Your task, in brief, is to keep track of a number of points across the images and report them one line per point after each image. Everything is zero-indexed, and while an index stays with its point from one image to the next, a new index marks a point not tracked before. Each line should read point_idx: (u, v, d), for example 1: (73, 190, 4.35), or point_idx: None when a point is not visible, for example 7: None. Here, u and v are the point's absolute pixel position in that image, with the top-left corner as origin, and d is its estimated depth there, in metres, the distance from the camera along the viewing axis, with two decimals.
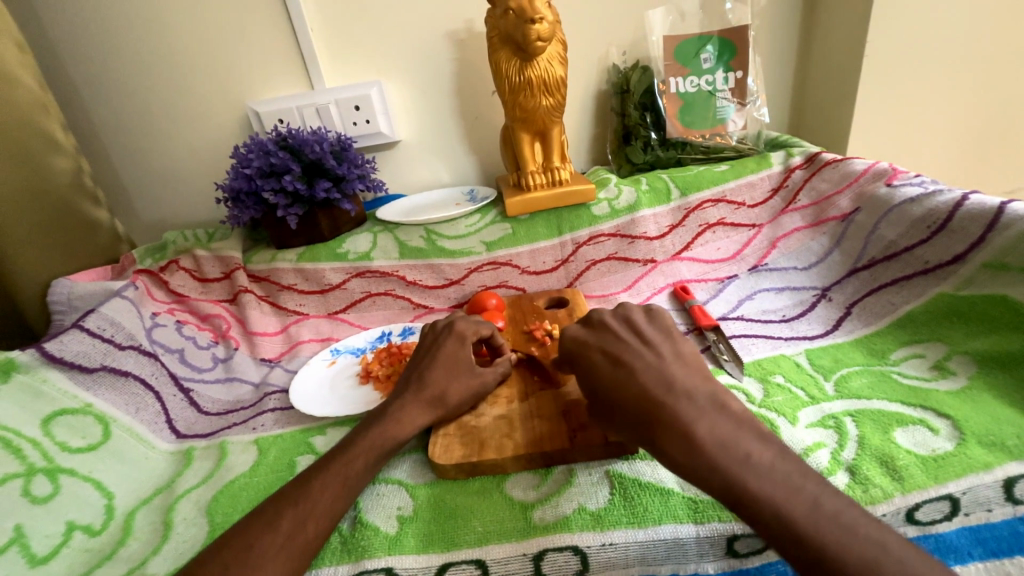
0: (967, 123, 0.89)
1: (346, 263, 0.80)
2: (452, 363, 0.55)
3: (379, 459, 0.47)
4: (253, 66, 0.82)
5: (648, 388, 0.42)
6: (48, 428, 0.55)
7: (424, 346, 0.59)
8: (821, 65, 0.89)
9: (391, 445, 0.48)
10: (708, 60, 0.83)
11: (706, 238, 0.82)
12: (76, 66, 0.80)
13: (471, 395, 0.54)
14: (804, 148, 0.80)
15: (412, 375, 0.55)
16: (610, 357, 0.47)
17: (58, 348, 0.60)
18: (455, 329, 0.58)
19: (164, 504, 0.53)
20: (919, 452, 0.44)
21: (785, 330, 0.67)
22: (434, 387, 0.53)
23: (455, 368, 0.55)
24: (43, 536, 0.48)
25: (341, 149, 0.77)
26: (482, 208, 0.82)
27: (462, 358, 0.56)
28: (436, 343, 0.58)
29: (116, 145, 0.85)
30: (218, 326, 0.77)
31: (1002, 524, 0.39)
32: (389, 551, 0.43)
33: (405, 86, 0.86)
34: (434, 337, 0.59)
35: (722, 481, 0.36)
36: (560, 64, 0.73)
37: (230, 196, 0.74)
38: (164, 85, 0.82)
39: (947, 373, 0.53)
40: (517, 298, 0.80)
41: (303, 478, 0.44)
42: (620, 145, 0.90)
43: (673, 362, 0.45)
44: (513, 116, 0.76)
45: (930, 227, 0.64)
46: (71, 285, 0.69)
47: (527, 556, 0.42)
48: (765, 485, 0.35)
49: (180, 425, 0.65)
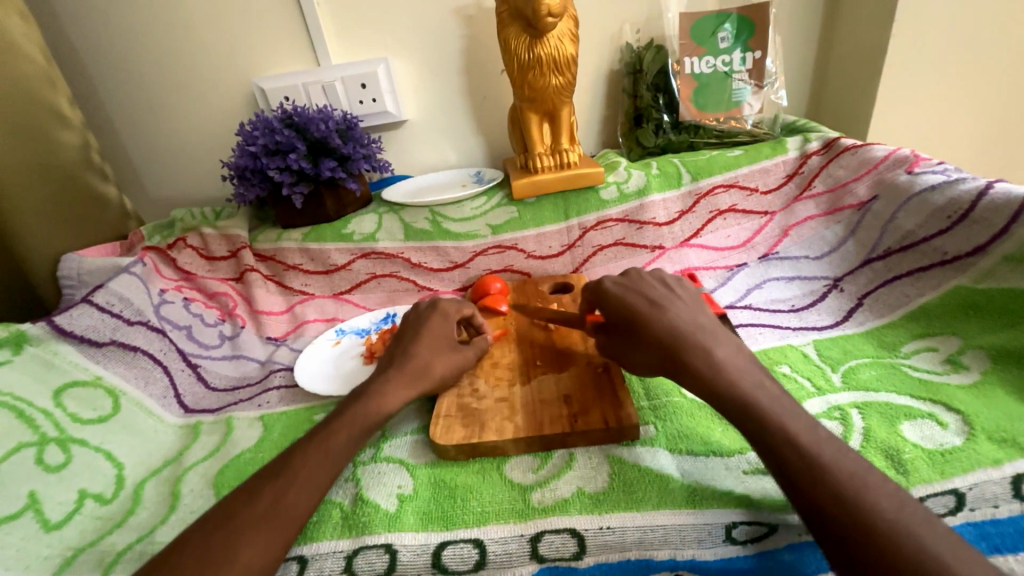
0: (996, 111, 0.85)
1: (351, 244, 0.79)
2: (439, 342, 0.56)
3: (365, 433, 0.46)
4: (260, 42, 0.81)
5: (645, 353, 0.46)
6: (60, 399, 0.57)
7: (405, 324, 0.59)
8: (845, 46, 0.85)
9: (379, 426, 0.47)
10: (725, 39, 0.80)
11: (716, 225, 0.80)
12: (83, 41, 0.79)
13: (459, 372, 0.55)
14: (822, 133, 0.78)
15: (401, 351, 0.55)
16: None
17: (67, 321, 0.61)
18: (445, 310, 0.59)
19: (172, 475, 0.54)
20: (926, 446, 0.44)
21: (794, 320, 0.66)
22: (423, 365, 0.53)
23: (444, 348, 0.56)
24: (56, 503, 0.49)
25: (347, 128, 0.76)
26: (489, 190, 0.82)
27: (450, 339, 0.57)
28: (418, 322, 0.58)
29: (122, 120, 0.85)
30: (225, 304, 0.77)
31: (1008, 521, 0.38)
32: (388, 528, 0.44)
33: (412, 64, 0.84)
34: (416, 317, 0.59)
35: None
36: (571, 41, 0.71)
37: (236, 173, 0.74)
38: (169, 58, 0.81)
39: (960, 367, 0.52)
40: (522, 282, 0.80)
41: (294, 449, 0.45)
42: (631, 128, 0.88)
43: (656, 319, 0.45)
44: (521, 95, 0.74)
45: (951, 216, 0.61)
46: (80, 261, 0.70)
47: (524, 537, 0.42)
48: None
49: (187, 400, 0.66)
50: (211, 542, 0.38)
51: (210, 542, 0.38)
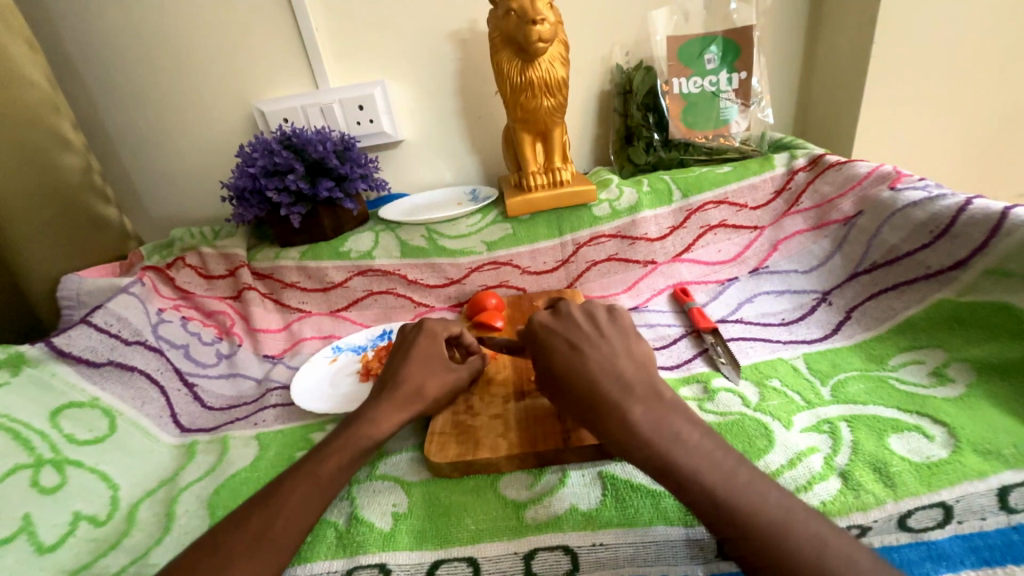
0: (976, 126, 0.87)
1: (348, 262, 0.81)
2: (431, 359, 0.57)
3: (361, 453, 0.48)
4: (261, 67, 0.83)
5: (602, 380, 0.45)
6: (56, 420, 0.57)
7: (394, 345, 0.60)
8: (827, 66, 0.88)
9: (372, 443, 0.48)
10: (711, 61, 0.82)
11: (707, 240, 0.82)
12: (88, 66, 0.82)
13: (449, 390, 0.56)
14: (808, 150, 0.80)
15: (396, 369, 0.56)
16: (572, 343, 0.49)
17: (66, 342, 0.61)
18: (432, 328, 0.59)
19: (167, 496, 0.54)
20: (913, 459, 0.44)
21: (784, 334, 0.67)
22: (418, 383, 0.54)
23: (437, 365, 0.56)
24: (50, 526, 0.49)
25: (345, 149, 0.78)
26: (483, 208, 0.83)
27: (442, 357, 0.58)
28: (408, 341, 0.59)
29: (124, 143, 0.86)
30: (222, 323, 0.78)
31: (995, 534, 0.38)
32: (383, 547, 0.44)
33: (408, 86, 0.86)
34: (405, 336, 0.60)
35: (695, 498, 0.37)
36: (562, 65, 0.73)
37: (235, 194, 0.75)
38: (171, 82, 0.83)
39: (946, 380, 0.53)
40: (517, 298, 0.81)
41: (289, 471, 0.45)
42: (623, 146, 0.91)
43: (625, 354, 0.48)
44: (514, 116, 0.76)
45: (933, 231, 0.63)
46: (80, 281, 0.71)
47: (518, 555, 0.42)
48: (748, 501, 0.37)
49: (184, 419, 0.66)
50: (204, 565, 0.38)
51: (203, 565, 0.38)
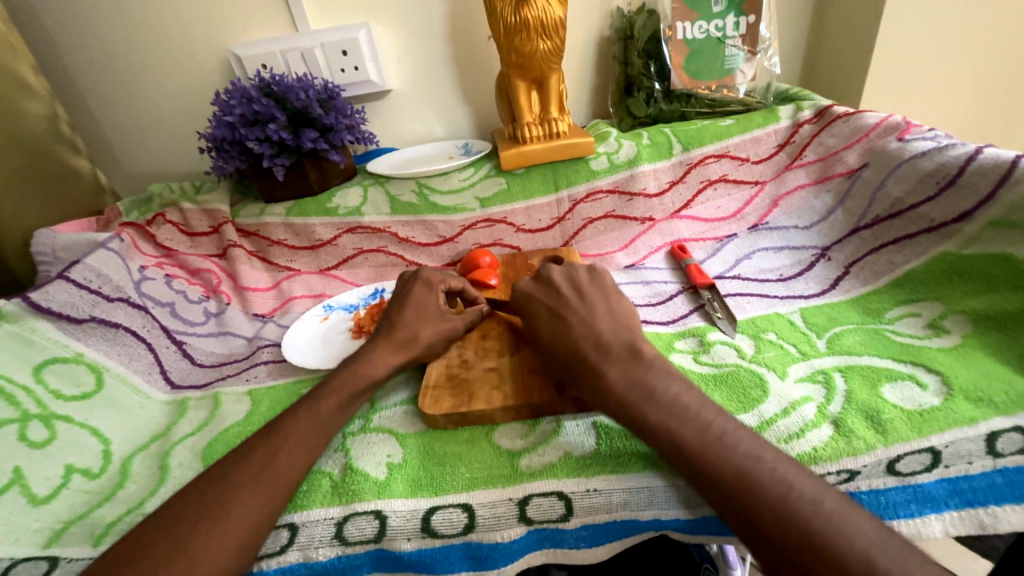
0: (988, 76, 0.84)
1: (336, 218, 0.78)
2: (420, 310, 0.56)
3: (353, 398, 0.48)
4: (234, 5, 0.77)
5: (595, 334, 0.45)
6: (40, 375, 0.56)
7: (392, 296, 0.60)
8: (839, 10, 0.83)
9: (363, 388, 0.49)
10: (718, 2, 0.76)
11: (707, 196, 0.79)
12: (44, 4, 0.75)
13: (441, 339, 0.55)
14: (815, 101, 0.77)
15: (389, 324, 0.55)
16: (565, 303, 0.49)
17: (43, 298, 0.59)
18: (428, 278, 0.60)
19: (160, 449, 0.54)
20: (906, 407, 0.44)
21: (782, 289, 0.66)
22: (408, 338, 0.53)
23: (426, 316, 0.56)
24: (42, 478, 0.49)
25: (329, 97, 0.73)
26: (476, 161, 0.80)
27: (434, 308, 0.57)
28: (405, 290, 0.59)
29: (92, 91, 0.81)
30: (209, 281, 0.76)
31: (980, 476, 0.40)
32: (378, 495, 0.44)
33: (395, 29, 0.81)
34: (402, 286, 0.60)
35: (690, 443, 0.37)
36: (559, 4, 0.68)
37: (213, 145, 0.71)
38: (138, 23, 0.77)
39: (941, 332, 0.52)
40: (511, 256, 0.79)
41: (276, 423, 0.44)
42: (622, 97, 0.86)
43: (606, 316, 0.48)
44: (508, 61, 0.72)
45: (939, 182, 0.61)
46: (55, 236, 0.67)
47: (512, 501, 0.43)
48: (741, 447, 0.36)
49: (174, 375, 0.65)
50: (192, 512, 0.38)
51: (192, 512, 0.38)
